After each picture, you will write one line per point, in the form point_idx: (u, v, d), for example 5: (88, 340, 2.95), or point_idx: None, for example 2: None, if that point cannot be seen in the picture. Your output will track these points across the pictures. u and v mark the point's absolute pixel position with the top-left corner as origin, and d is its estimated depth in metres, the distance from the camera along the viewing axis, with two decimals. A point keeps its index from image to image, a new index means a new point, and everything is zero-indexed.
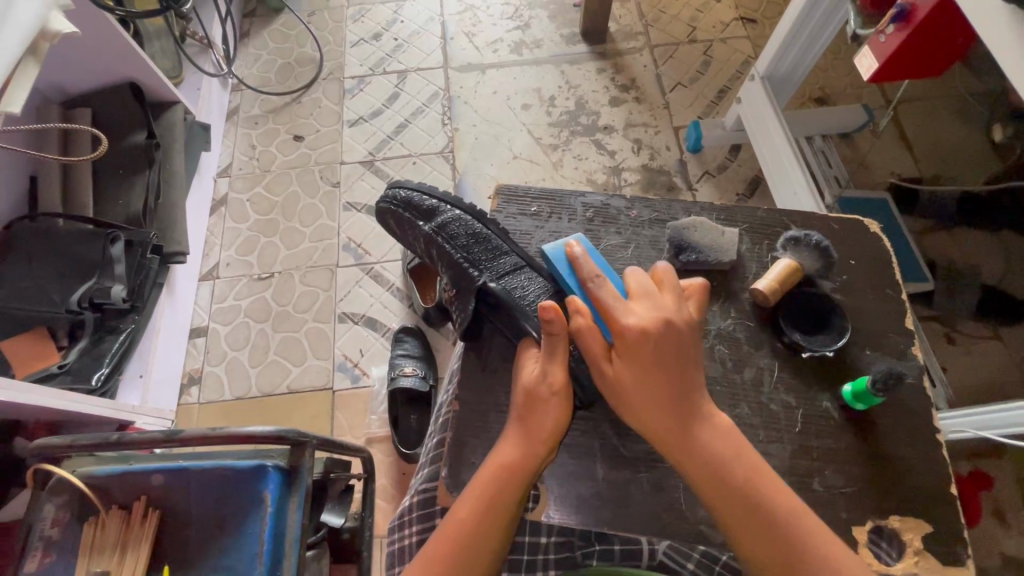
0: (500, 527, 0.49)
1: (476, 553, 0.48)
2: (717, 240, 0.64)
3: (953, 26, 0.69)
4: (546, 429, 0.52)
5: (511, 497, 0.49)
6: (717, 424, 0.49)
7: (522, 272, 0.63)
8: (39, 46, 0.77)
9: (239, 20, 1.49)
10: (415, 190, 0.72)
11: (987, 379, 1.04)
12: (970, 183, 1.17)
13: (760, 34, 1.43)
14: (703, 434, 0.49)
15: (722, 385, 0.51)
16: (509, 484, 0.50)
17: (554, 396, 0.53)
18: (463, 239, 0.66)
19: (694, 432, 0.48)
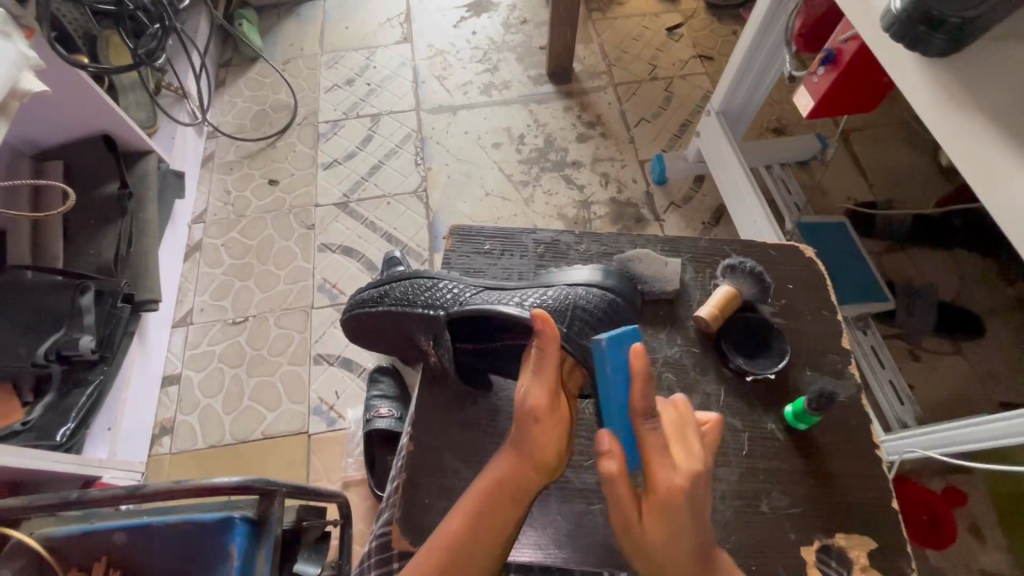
0: (494, 540, 0.45)
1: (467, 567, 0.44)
2: (660, 271, 0.65)
3: (877, 69, 0.74)
4: (544, 453, 0.46)
5: (507, 517, 0.46)
6: (679, 504, 0.41)
7: (483, 292, 0.62)
8: (9, 105, 0.79)
9: (215, 70, 1.53)
10: (365, 293, 0.72)
11: (948, 393, 1.07)
12: (919, 206, 1.23)
13: (716, 70, 1.51)
14: (685, 548, 0.42)
15: (689, 452, 0.43)
16: (504, 503, 0.46)
17: (536, 422, 0.46)
18: (420, 293, 0.64)
19: (682, 532, 0.41)
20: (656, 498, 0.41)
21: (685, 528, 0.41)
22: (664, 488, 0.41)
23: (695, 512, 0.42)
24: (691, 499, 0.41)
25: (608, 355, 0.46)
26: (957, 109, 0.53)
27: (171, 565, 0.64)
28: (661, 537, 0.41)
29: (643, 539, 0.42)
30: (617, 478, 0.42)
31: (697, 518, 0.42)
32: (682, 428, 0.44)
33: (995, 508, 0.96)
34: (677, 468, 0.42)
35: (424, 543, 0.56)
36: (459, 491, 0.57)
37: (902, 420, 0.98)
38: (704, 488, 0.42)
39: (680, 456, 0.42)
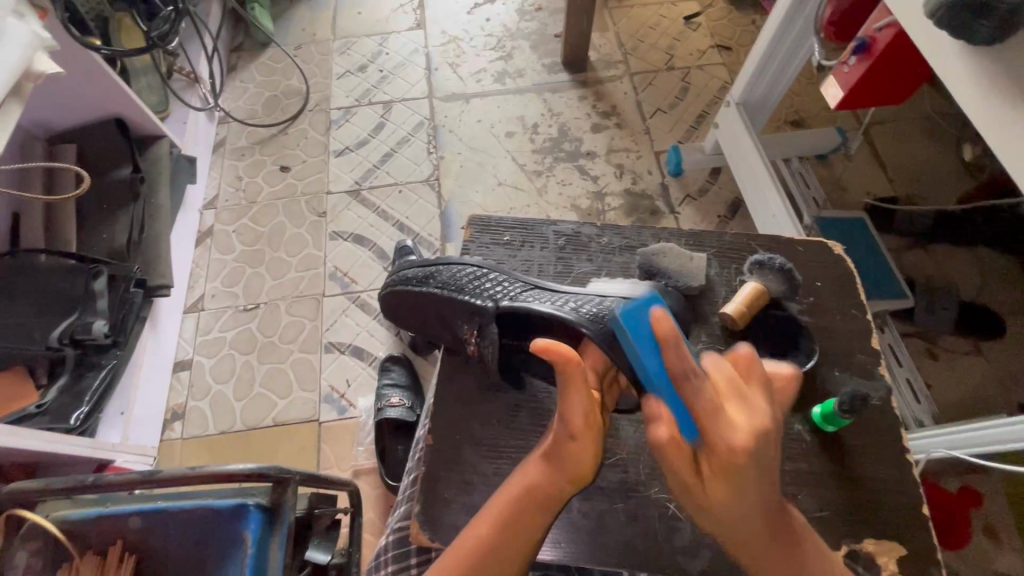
0: (519, 550, 0.45)
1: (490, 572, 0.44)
2: (686, 264, 0.65)
3: (911, 57, 0.72)
4: (581, 467, 0.45)
5: (538, 522, 0.45)
6: (745, 464, 0.37)
7: (532, 292, 0.60)
8: (24, 86, 0.78)
9: (226, 54, 1.51)
10: (409, 268, 0.67)
11: (968, 394, 1.05)
12: (941, 202, 1.21)
13: (735, 60, 1.48)
14: (754, 496, 0.38)
15: (751, 410, 0.38)
16: (533, 508, 0.45)
17: (575, 440, 0.44)
18: (468, 281, 0.62)
19: (749, 490, 0.38)
20: (716, 460, 0.37)
21: (752, 481, 0.37)
22: (723, 455, 0.37)
23: (761, 470, 0.37)
24: (757, 454, 0.37)
25: (630, 329, 0.44)
26: (1000, 100, 0.51)
27: (184, 552, 0.63)
28: (724, 496, 0.38)
29: (704, 496, 0.38)
30: (669, 446, 0.38)
31: (767, 479, 0.38)
32: (739, 383, 0.39)
33: (1012, 510, 0.95)
34: (737, 425, 0.37)
35: (443, 537, 0.55)
36: (478, 484, 0.57)
37: (920, 420, 0.97)
38: (771, 446, 0.38)
39: (734, 408, 0.38)
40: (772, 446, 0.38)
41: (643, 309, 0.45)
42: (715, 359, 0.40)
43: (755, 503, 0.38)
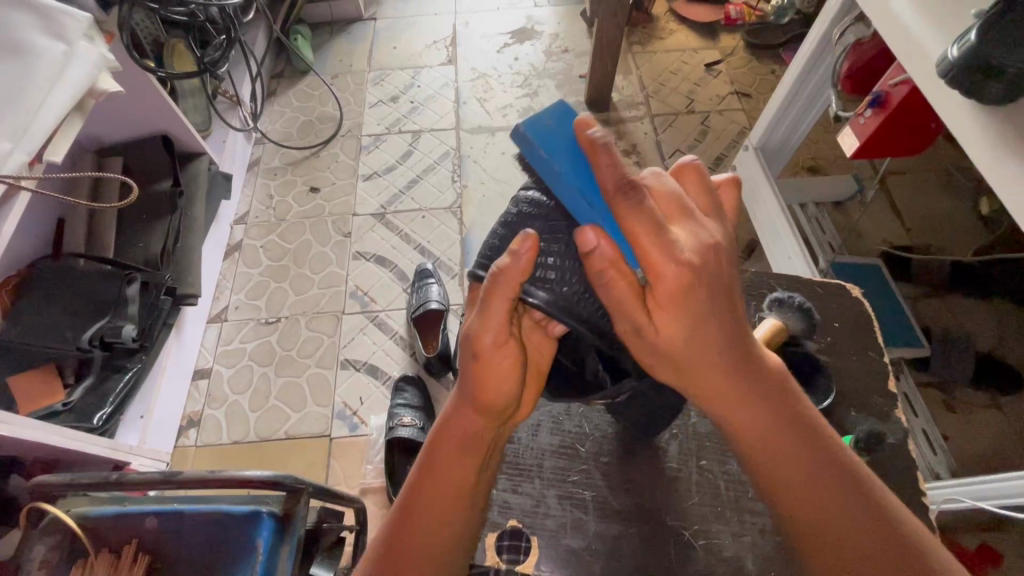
0: (450, 475, 0.49)
1: (427, 498, 0.49)
2: None
3: (927, 111, 0.75)
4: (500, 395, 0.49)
5: (461, 457, 0.50)
6: (698, 280, 0.41)
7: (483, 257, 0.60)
8: (87, 102, 0.85)
9: (267, 80, 1.60)
10: None
11: (985, 447, 1.03)
12: (958, 254, 1.22)
13: (754, 107, 1.52)
14: (728, 380, 0.44)
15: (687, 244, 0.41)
16: (455, 441, 0.50)
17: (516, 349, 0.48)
18: None
19: (705, 323, 0.42)
20: (663, 288, 0.41)
21: (704, 303, 0.41)
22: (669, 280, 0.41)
23: (711, 298, 0.41)
24: (700, 278, 0.41)
25: (540, 142, 0.45)
26: (1010, 154, 0.53)
27: (193, 559, 0.64)
28: (677, 326, 0.42)
29: (656, 333, 0.42)
30: (622, 280, 0.41)
31: (721, 300, 0.42)
32: (680, 199, 0.44)
33: None
34: (670, 253, 0.40)
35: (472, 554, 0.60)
36: (496, 501, 0.63)
37: (935, 471, 0.95)
38: (718, 257, 0.42)
39: (681, 226, 0.42)
40: (717, 258, 0.42)
41: (557, 123, 0.46)
42: (658, 176, 0.44)
43: (740, 393, 0.44)
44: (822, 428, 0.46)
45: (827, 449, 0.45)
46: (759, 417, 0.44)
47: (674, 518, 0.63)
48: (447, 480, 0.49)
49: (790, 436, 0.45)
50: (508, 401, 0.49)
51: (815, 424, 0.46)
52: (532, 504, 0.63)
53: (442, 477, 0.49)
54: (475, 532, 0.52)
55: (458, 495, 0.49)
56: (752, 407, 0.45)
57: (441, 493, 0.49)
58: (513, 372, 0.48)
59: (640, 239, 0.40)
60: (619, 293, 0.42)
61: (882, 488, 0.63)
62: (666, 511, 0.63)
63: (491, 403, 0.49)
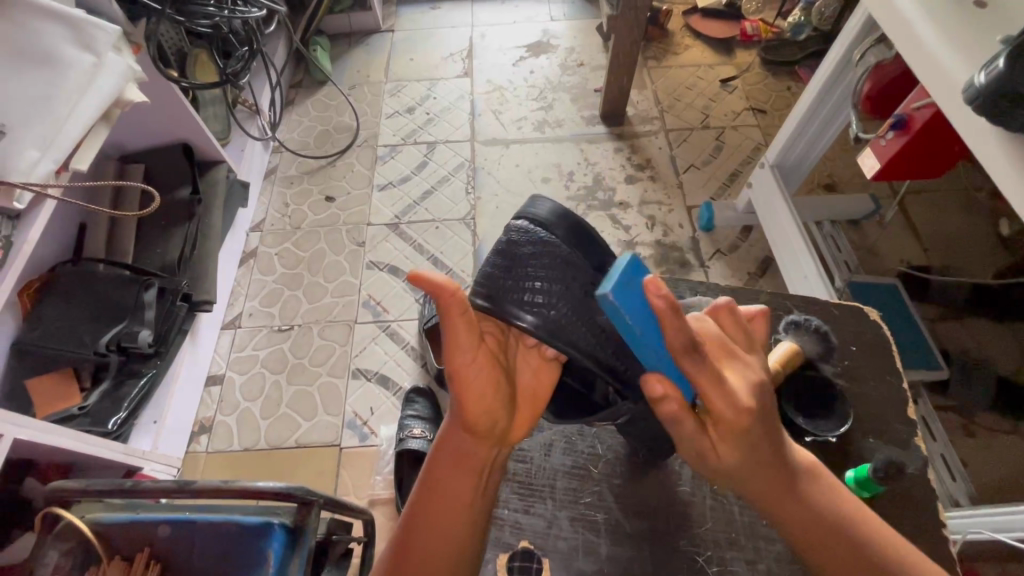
0: (447, 493, 0.50)
1: (427, 517, 0.50)
2: None
3: (949, 134, 0.74)
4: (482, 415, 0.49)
5: (455, 476, 0.50)
6: (750, 425, 0.46)
7: None
8: (113, 112, 0.86)
9: (286, 90, 1.62)
10: None
11: (1005, 475, 1.01)
12: (978, 275, 1.20)
13: (769, 123, 1.52)
14: (765, 476, 0.48)
15: (742, 375, 0.48)
16: (453, 461, 0.50)
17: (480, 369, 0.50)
18: None
19: (752, 450, 0.47)
20: (722, 428, 0.47)
21: (758, 438, 0.47)
22: (724, 414, 0.46)
23: (765, 427, 0.47)
24: (757, 419, 0.46)
25: (622, 306, 0.45)
26: None
27: (206, 566, 0.65)
28: (734, 457, 0.47)
29: (719, 462, 0.48)
30: (682, 420, 0.47)
31: (768, 424, 0.47)
32: (726, 343, 0.50)
33: None
34: (730, 401, 0.46)
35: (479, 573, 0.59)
36: (507, 520, 0.63)
37: (954, 498, 0.93)
38: (767, 397, 0.48)
39: (732, 370, 0.48)
40: (768, 403, 0.48)
41: (630, 279, 0.47)
42: (698, 320, 0.51)
43: (766, 480, 0.49)
44: (820, 476, 0.51)
45: (858, 515, 0.50)
46: (802, 511, 0.49)
47: (689, 542, 0.62)
48: (442, 499, 0.50)
49: (831, 536, 0.49)
50: (492, 421, 0.50)
51: (827, 486, 0.51)
52: (544, 526, 0.63)
53: (438, 495, 0.50)
54: (475, 550, 0.52)
55: (458, 513, 0.50)
56: (787, 505, 0.49)
57: (438, 510, 0.50)
58: (491, 391, 0.50)
59: (702, 381, 0.46)
60: (683, 433, 0.48)
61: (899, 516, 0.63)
62: (680, 535, 0.62)
63: (478, 424, 0.49)
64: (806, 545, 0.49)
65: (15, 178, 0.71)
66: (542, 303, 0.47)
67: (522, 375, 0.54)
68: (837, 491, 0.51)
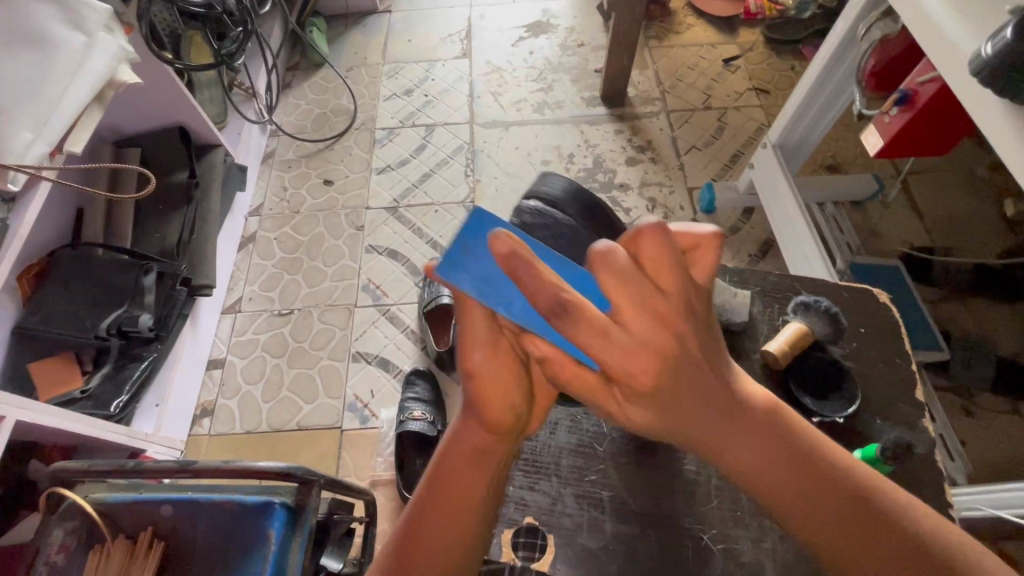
0: (461, 488, 0.49)
1: (440, 514, 0.48)
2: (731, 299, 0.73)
3: (954, 111, 0.73)
4: (497, 410, 0.47)
5: (468, 472, 0.49)
6: (647, 373, 0.37)
7: None
8: (106, 93, 0.85)
9: (283, 72, 1.60)
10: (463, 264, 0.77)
11: (1005, 455, 1.01)
12: (982, 256, 1.19)
13: (773, 103, 1.50)
14: (703, 423, 0.42)
15: (643, 303, 0.36)
16: (466, 458, 0.49)
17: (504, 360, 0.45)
18: None
19: (678, 404, 0.40)
20: (625, 387, 0.38)
21: (671, 392, 0.39)
22: (620, 370, 0.37)
23: (682, 376, 0.38)
24: (666, 374, 0.37)
25: (458, 275, 0.40)
26: None
27: (208, 546, 0.65)
28: (646, 416, 0.41)
29: (625, 417, 0.42)
30: (566, 370, 0.41)
31: (701, 375, 0.39)
32: (632, 273, 0.35)
33: None
34: (620, 340, 0.36)
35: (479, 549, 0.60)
36: (513, 498, 0.63)
37: (954, 477, 0.94)
38: (683, 337, 0.37)
39: (634, 318, 0.36)
40: (686, 341, 0.38)
41: (468, 243, 0.40)
42: (601, 248, 0.35)
43: (698, 416, 0.41)
44: (774, 412, 0.45)
45: (839, 479, 0.44)
46: (744, 458, 0.43)
47: (692, 520, 0.63)
48: (456, 494, 0.49)
49: (801, 491, 0.44)
50: (512, 416, 0.48)
51: (801, 438, 0.45)
52: (549, 503, 0.63)
53: (457, 488, 0.49)
54: (484, 541, 0.51)
55: (472, 507, 0.49)
56: (759, 450, 0.43)
57: (453, 506, 0.49)
58: (513, 385, 0.46)
59: (592, 346, 0.36)
60: (574, 386, 0.42)
61: (898, 492, 0.64)
62: (684, 514, 0.63)
63: (496, 420, 0.47)
64: (788, 506, 0.44)
65: (9, 160, 0.71)
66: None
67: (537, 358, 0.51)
68: (803, 433, 0.45)
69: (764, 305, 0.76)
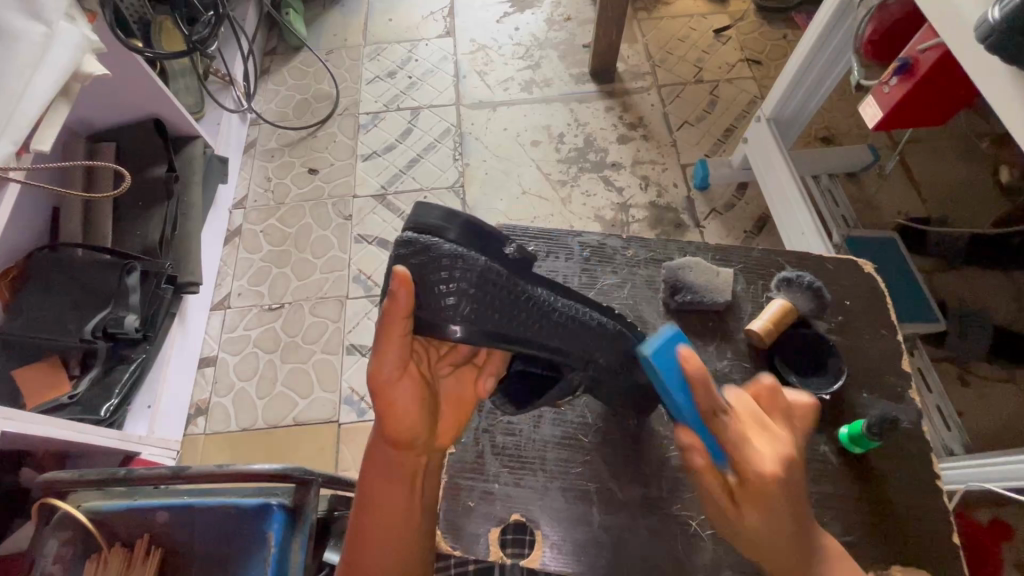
0: (387, 499, 0.52)
1: (377, 526, 0.52)
2: (712, 278, 0.72)
3: (955, 79, 0.71)
4: (407, 427, 0.51)
5: (388, 484, 0.53)
6: (771, 488, 0.46)
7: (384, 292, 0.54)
8: (71, 87, 0.82)
9: (261, 57, 1.55)
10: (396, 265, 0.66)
11: (999, 423, 1.02)
12: (975, 225, 1.18)
13: (765, 75, 1.46)
14: (780, 523, 0.47)
15: (771, 438, 0.49)
16: (385, 471, 0.53)
17: (411, 378, 0.51)
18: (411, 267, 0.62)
19: (778, 513, 0.46)
20: (749, 487, 0.47)
21: (781, 504, 0.46)
22: (752, 476, 0.46)
23: (788, 500, 0.47)
24: (782, 486, 0.46)
25: (659, 366, 0.51)
26: None
27: (209, 548, 0.64)
28: (758, 519, 0.47)
29: (739, 519, 0.48)
30: (705, 470, 0.49)
31: (790, 504, 0.47)
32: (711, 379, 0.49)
33: None
34: (771, 452, 0.48)
35: (463, 544, 0.60)
36: (499, 494, 0.63)
37: (949, 448, 0.95)
38: (794, 469, 0.48)
39: (761, 438, 0.49)
40: (796, 470, 0.48)
41: (670, 346, 0.53)
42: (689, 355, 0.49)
43: (784, 538, 0.47)
44: (830, 542, 0.49)
45: None
46: (800, 569, 0.48)
47: (680, 508, 0.62)
48: (380, 503, 0.52)
49: None
50: (420, 432, 0.52)
51: (855, 573, 0.49)
52: (538, 498, 0.63)
53: (379, 502, 0.52)
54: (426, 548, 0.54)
55: (407, 512, 0.53)
56: (788, 550, 0.47)
57: (379, 515, 0.52)
58: (418, 407, 0.51)
59: (731, 443, 0.48)
60: (707, 483, 0.49)
61: (895, 471, 0.64)
62: (674, 501, 0.63)
63: (404, 436, 0.51)
64: (780, 564, 0.48)
65: None
66: (465, 309, 0.48)
67: (452, 383, 0.57)
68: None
69: (757, 285, 0.75)
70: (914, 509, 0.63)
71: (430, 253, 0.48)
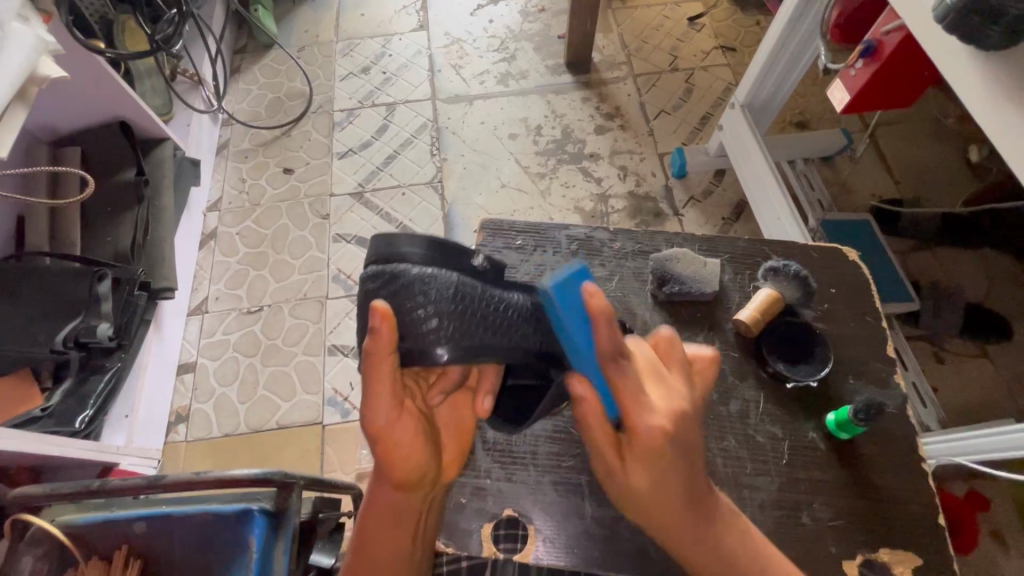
0: (387, 544, 0.52)
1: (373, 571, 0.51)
2: (701, 270, 0.73)
3: (921, 60, 0.72)
4: (408, 468, 0.50)
5: (389, 530, 0.52)
6: (664, 448, 0.46)
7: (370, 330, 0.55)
8: (28, 91, 0.79)
9: (230, 56, 1.52)
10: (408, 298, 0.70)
11: (974, 398, 1.04)
12: (947, 204, 1.20)
13: (740, 61, 1.47)
14: (675, 487, 0.47)
15: (663, 386, 0.48)
16: (386, 515, 0.52)
17: (406, 415, 0.50)
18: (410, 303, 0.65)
19: (667, 476, 0.46)
20: (639, 443, 0.46)
21: (671, 462, 0.46)
22: (643, 434, 0.45)
23: (681, 457, 0.46)
24: (672, 440, 0.46)
25: (559, 299, 0.48)
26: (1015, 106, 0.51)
27: (191, 557, 0.63)
28: (643, 478, 0.47)
29: (628, 480, 0.47)
30: (591, 416, 0.48)
31: (686, 466, 0.47)
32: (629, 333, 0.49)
33: (1018, 515, 0.95)
34: (648, 409, 0.46)
35: (457, 542, 0.60)
36: (490, 490, 0.63)
37: (926, 423, 0.97)
38: (688, 426, 0.47)
39: (653, 388, 0.48)
40: (686, 422, 0.47)
41: (573, 282, 0.49)
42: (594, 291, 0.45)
43: (676, 495, 0.47)
44: (735, 521, 0.51)
45: None
46: (682, 523, 0.48)
47: None
48: (381, 549, 0.52)
49: None
50: (423, 471, 0.51)
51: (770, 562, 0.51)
52: (525, 492, 0.63)
53: (379, 547, 0.52)
54: None
55: (406, 554, 0.53)
56: (693, 528, 0.48)
57: (376, 561, 0.52)
58: (417, 443, 0.50)
59: (619, 389, 0.46)
60: (595, 434, 0.48)
61: (870, 449, 0.65)
62: None
63: (406, 477, 0.50)
64: (683, 539, 0.48)
65: None
66: (447, 329, 0.48)
67: (447, 409, 0.58)
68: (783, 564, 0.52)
69: (734, 272, 0.76)
70: (893, 486, 0.64)
71: (400, 281, 0.48)
